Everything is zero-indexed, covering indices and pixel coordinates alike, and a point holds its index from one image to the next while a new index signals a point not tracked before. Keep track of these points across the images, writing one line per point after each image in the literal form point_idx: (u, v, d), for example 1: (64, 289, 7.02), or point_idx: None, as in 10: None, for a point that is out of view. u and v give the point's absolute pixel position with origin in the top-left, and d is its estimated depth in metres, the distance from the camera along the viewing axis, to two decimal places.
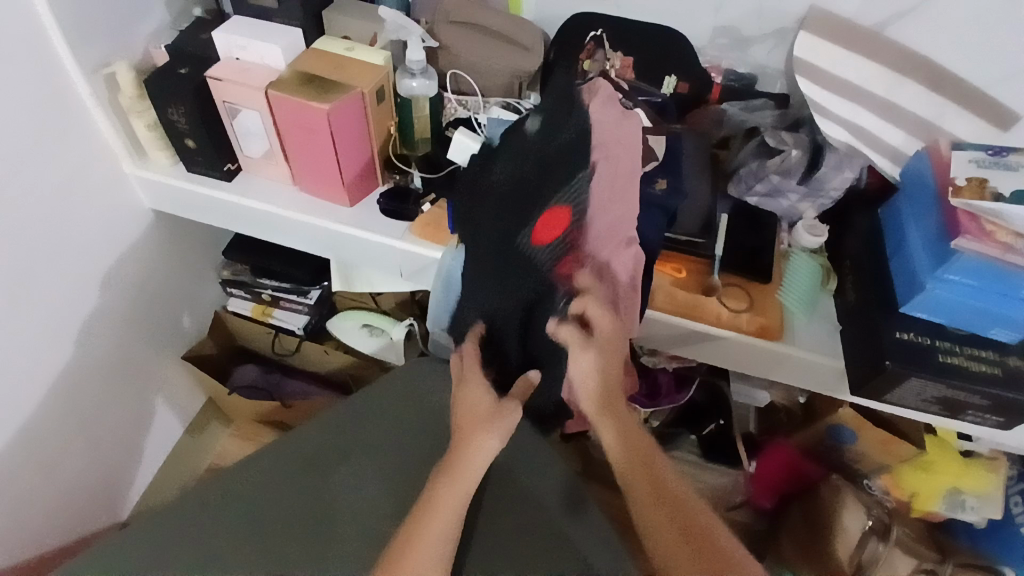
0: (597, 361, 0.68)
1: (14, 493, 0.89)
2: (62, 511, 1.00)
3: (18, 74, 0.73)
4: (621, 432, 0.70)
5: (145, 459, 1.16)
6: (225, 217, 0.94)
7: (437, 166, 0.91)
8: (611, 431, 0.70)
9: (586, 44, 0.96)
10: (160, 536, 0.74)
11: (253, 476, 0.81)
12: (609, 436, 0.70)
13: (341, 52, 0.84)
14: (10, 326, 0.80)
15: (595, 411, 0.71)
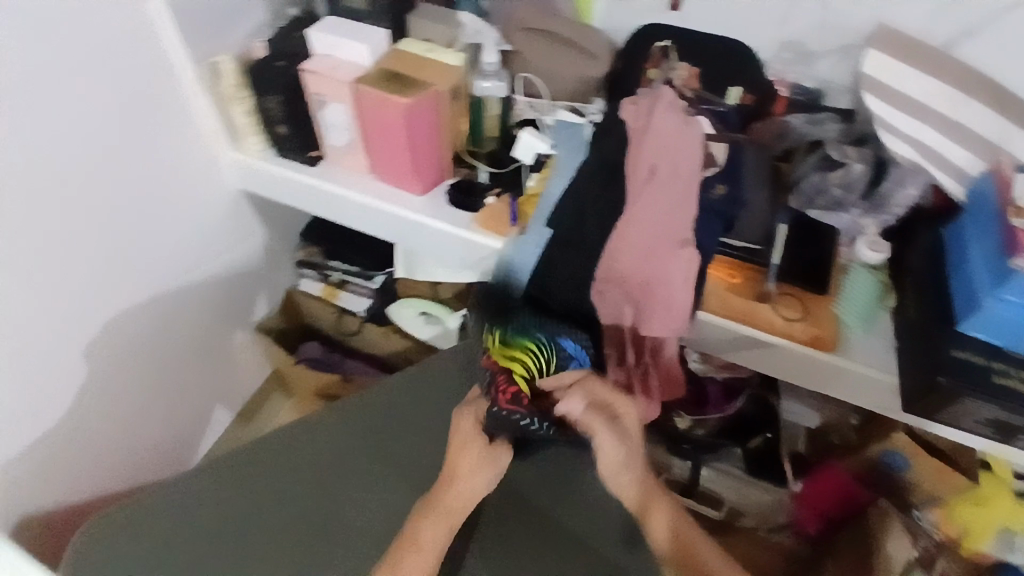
0: (617, 448, 0.76)
1: (105, 431, 1.00)
2: (143, 457, 1.10)
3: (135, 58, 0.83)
4: (666, 521, 0.78)
5: (215, 419, 1.26)
6: (304, 199, 1.01)
7: (503, 163, 0.96)
8: (657, 520, 0.78)
9: (652, 54, 0.98)
10: (165, 513, 0.79)
11: (262, 463, 0.85)
12: (655, 526, 0.78)
13: (420, 53, 0.90)
14: (112, 281, 0.91)
15: (638, 501, 0.78)
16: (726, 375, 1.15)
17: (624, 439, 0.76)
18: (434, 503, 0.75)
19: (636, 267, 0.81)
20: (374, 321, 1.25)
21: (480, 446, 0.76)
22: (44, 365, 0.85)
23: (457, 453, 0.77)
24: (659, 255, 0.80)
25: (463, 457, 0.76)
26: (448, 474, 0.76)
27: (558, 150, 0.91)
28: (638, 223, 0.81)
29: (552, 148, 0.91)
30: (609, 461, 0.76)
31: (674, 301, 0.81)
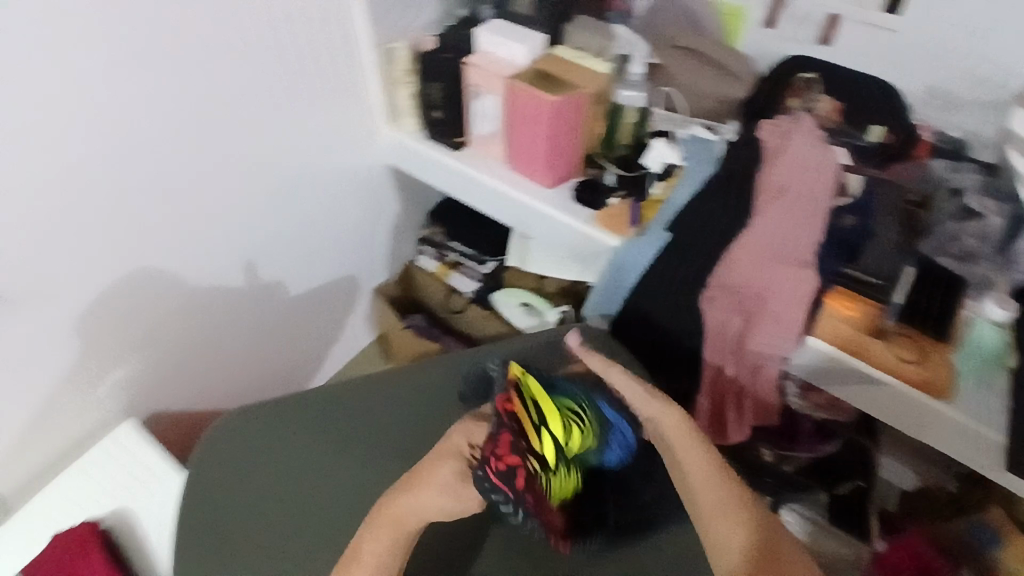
0: (648, 397, 0.75)
1: (234, 349, 1.15)
2: (259, 382, 1.25)
3: (324, 33, 0.98)
4: (696, 448, 0.72)
5: (325, 366, 1.39)
6: (442, 178, 1.12)
7: (631, 167, 1.00)
8: (687, 445, 0.72)
9: (796, 83, 1.02)
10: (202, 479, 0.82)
11: (271, 435, 0.84)
12: (685, 450, 0.72)
13: (572, 58, 0.98)
14: (260, 216, 1.06)
15: (668, 429, 0.74)
16: (823, 415, 1.12)
17: (660, 400, 0.75)
18: (385, 509, 0.68)
19: (750, 278, 0.86)
20: (479, 304, 1.32)
21: (453, 467, 0.66)
22: (195, 282, 1.02)
23: (432, 466, 0.68)
24: (774, 271, 0.84)
25: (438, 475, 0.67)
26: (414, 479, 0.68)
27: (687, 161, 0.95)
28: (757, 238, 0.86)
29: (682, 159, 0.96)
30: (645, 407, 0.75)
31: (784, 318, 0.84)
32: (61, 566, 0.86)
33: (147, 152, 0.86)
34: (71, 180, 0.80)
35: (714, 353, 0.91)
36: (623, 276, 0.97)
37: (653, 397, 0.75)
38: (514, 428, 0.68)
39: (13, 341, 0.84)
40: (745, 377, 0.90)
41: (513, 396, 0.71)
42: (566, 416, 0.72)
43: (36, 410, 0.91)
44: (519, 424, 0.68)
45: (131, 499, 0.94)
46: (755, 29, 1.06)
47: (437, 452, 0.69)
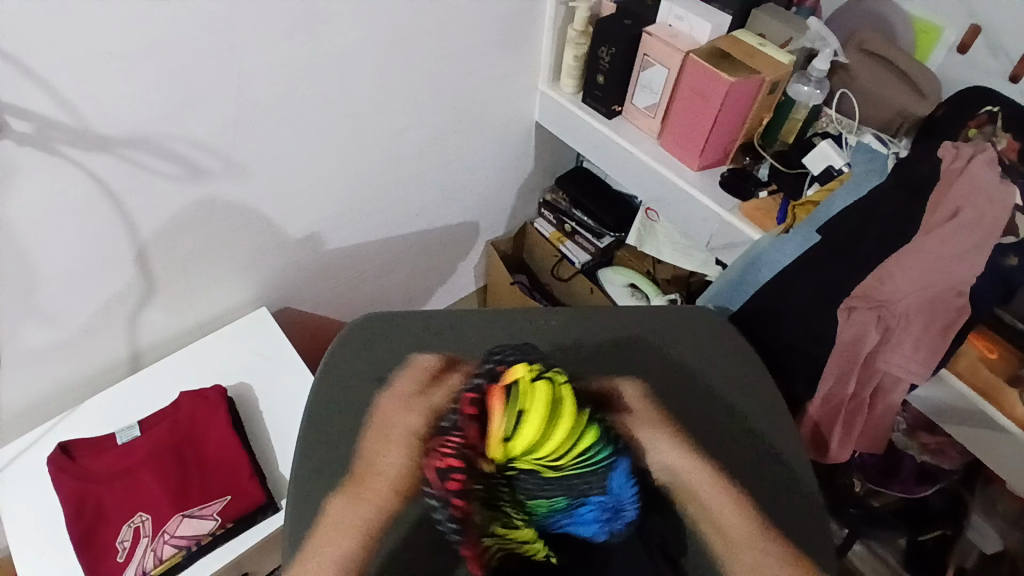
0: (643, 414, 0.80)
1: (363, 267, 1.24)
2: (376, 301, 1.34)
3: None
4: (678, 452, 0.78)
5: (433, 301, 1.48)
6: (590, 142, 1.15)
7: (789, 164, 1.02)
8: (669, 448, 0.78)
9: (979, 116, 0.93)
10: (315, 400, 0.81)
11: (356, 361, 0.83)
12: (669, 452, 0.78)
13: (754, 45, 0.97)
14: (410, 148, 1.10)
15: (654, 430, 0.79)
16: (928, 459, 1.08)
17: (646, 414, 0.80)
18: (336, 504, 0.72)
19: (902, 296, 0.79)
20: (585, 275, 1.36)
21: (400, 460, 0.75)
22: (341, 195, 1.08)
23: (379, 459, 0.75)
24: (932, 293, 0.78)
25: (387, 458, 0.75)
26: (365, 471, 0.74)
27: (851, 167, 0.94)
28: (917, 258, 0.78)
29: (846, 163, 0.96)
30: (636, 417, 0.80)
31: (925, 343, 0.80)
32: (192, 420, 0.92)
33: (334, 67, 0.91)
34: (267, 78, 0.85)
35: (836, 361, 0.85)
36: (758, 271, 0.93)
37: (660, 437, 0.78)
38: (480, 418, 0.77)
39: (188, 211, 0.91)
40: (866, 397, 0.87)
41: (493, 394, 0.78)
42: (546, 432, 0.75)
43: (191, 278, 0.99)
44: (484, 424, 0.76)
45: (257, 375, 1.01)
46: (944, 51, 1.01)
47: (376, 441, 0.76)
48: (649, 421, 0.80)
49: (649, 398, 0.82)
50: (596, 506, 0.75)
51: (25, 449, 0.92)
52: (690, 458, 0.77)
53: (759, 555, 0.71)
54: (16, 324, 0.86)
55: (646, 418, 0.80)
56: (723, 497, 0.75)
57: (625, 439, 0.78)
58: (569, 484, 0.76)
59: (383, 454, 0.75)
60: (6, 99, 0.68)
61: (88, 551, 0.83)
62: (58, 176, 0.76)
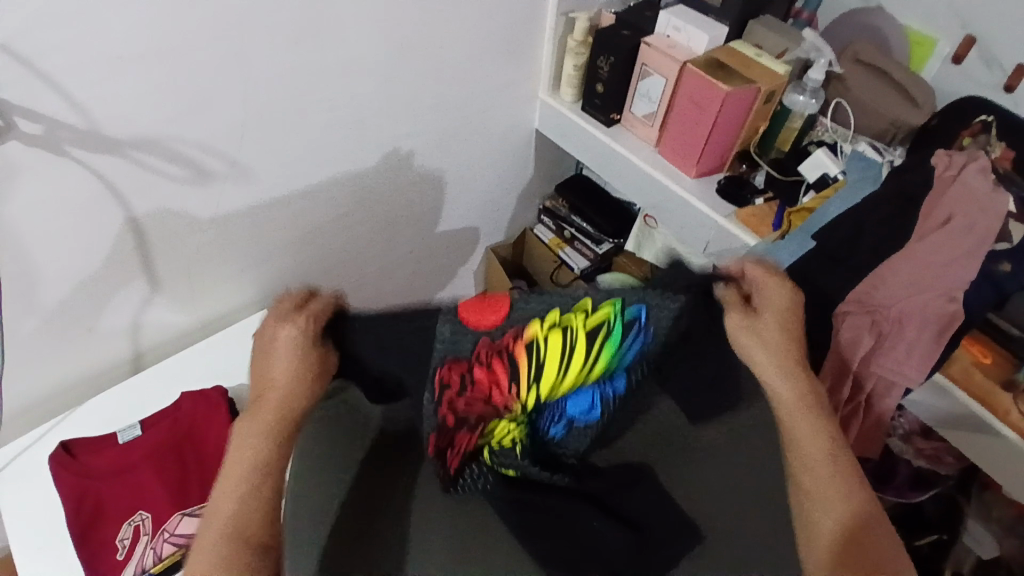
0: (752, 326, 0.72)
1: (365, 270, 1.25)
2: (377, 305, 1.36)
3: None
4: (786, 367, 0.72)
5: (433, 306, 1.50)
6: (589, 150, 1.17)
7: (785, 172, 1.04)
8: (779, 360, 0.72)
9: (972, 125, 0.94)
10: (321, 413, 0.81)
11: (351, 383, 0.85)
12: (776, 368, 0.72)
13: (750, 56, 1.00)
14: (413, 153, 1.12)
15: (774, 341, 0.72)
16: (923, 464, 1.09)
17: (757, 328, 0.72)
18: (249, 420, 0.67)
19: (895, 301, 0.80)
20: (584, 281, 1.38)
21: (290, 355, 0.66)
22: (343, 199, 1.09)
23: (274, 362, 0.67)
24: (924, 298, 0.79)
25: (275, 360, 0.66)
26: (264, 381, 0.68)
27: (847, 176, 0.95)
28: (914, 261, 0.79)
29: (842, 172, 0.97)
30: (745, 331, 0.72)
31: (919, 348, 0.81)
32: (193, 420, 0.93)
33: (338, 73, 0.92)
34: (273, 84, 0.87)
35: (831, 365, 0.85)
36: None
37: (773, 368, 0.72)
38: (510, 370, 0.72)
39: (192, 213, 0.92)
40: (861, 402, 0.87)
41: (520, 348, 0.71)
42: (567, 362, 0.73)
43: (194, 280, 1.01)
44: (515, 371, 0.72)
45: None
46: (938, 62, 1.03)
47: (263, 351, 0.68)
48: (777, 341, 0.72)
49: (790, 313, 0.72)
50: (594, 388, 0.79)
51: (25, 448, 0.93)
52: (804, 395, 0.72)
53: (843, 489, 0.68)
54: (21, 324, 0.87)
55: (777, 336, 0.71)
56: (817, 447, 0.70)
57: (751, 352, 0.72)
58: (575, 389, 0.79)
59: (273, 358, 0.67)
60: (17, 100, 0.69)
61: (87, 548, 0.84)
62: (66, 177, 0.78)
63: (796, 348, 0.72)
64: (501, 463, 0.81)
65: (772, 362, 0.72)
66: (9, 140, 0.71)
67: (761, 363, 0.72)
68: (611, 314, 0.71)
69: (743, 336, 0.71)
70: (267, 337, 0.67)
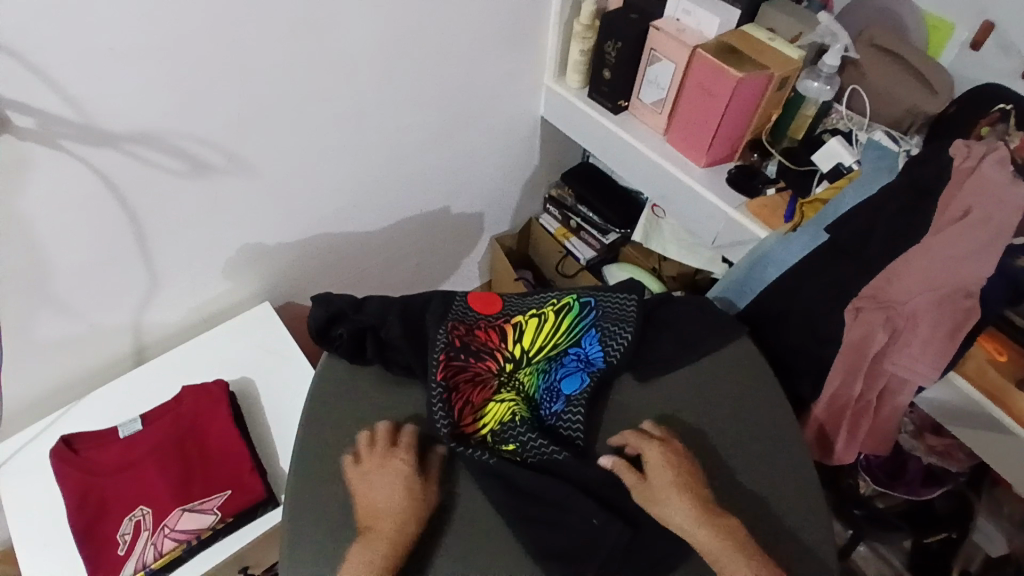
0: (664, 458, 0.72)
1: (369, 263, 1.24)
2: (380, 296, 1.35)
3: None
4: (697, 525, 0.67)
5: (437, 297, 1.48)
6: (596, 138, 1.14)
7: (797, 161, 1.00)
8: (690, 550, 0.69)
9: (991, 113, 0.91)
10: (335, 399, 0.80)
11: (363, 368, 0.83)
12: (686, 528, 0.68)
13: (763, 40, 0.96)
14: (416, 142, 1.10)
15: (677, 482, 0.70)
16: (934, 461, 1.06)
17: (664, 461, 0.72)
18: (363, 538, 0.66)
19: (912, 297, 0.77)
20: (590, 271, 1.37)
21: (399, 475, 0.69)
22: (344, 191, 1.07)
23: (382, 488, 0.68)
24: (941, 295, 0.76)
25: (380, 486, 0.69)
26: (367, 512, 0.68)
27: (861, 165, 0.91)
28: (930, 256, 0.76)
29: (856, 161, 0.93)
30: (653, 466, 0.72)
31: (935, 345, 0.77)
32: (195, 414, 0.93)
33: (338, 62, 0.90)
34: (271, 74, 0.85)
35: (844, 362, 0.83)
36: (764, 269, 0.92)
37: (677, 504, 0.69)
38: (493, 344, 0.84)
39: (193, 207, 0.91)
40: (873, 400, 0.85)
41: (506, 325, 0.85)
42: (537, 331, 0.85)
43: (195, 273, 0.99)
44: (498, 349, 0.83)
45: (259, 371, 1.01)
46: (956, 48, 0.99)
47: (364, 477, 0.70)
48: (675, 482, 0.70)
49: (676, 462, 0.72)
50: (577, 359, 0.84)
51: (28, 442, 0.92)
52: (716, 527, 0.67)
53: None
54: (22, 320, 0.86)
55: (672, 483, 0.70)
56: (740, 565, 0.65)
57: (654, 505, 0.70)
58: (561, 361, 0.84)
59: (373, 486, 0.69)
60: (10, 94, 0.67)
61: (90, 543, 0.84)
62: (63, 172, 0.76)
63: (698, 488, 0.70)
64: (502, 437, 0.76)
65: (677, 509, 0.69)
66: (3, 136, 0.69)
67: (665, 501, 0.69)
68: (570, 302, 0.88)
69: (639, 493, 0.71)
70: (383, 467, 0.70)
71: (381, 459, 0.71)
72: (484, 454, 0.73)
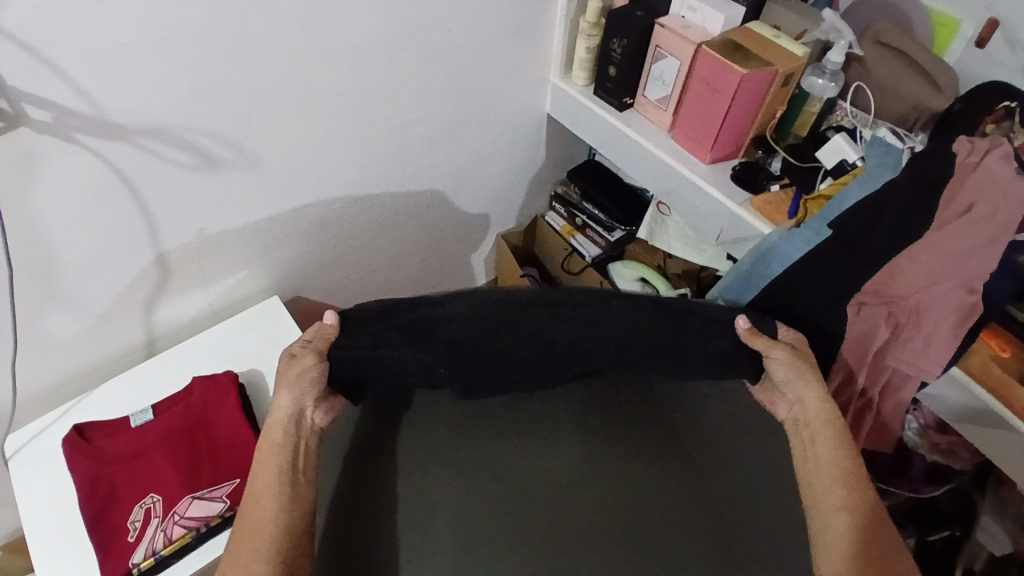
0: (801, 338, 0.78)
1: (379, 259, 1.26)
2: (389, 293, 1.36)
3: None
4: (824, 401, 0.74)
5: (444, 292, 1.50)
6: (601, 135, 1.15)
7: (803, 158, 1.01)
8: (824, 442, 0.72)
9: (996, 111, 0.90)
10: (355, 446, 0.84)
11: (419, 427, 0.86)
12: (811, 398, 0.74)
13: (768, 38, 0.97)
14: (425, 139, 1.11)
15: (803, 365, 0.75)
16: (938, 458, 1.08)
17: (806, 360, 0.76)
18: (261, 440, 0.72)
19: (914, 292, 0.77)
20: (595, 268, 1.39)
21: (317, 390, 0.74)
22: (352, 185, 1.09)
23: (282, 390, 0.74)
24: (942, 291, 0.75)
25: (285, 393, 0.73)
26: (289, 412, 0.73)
27: (866, 162, 0.92)
28: (933, 249, 0.75)
29: (860, 158, 0.94)
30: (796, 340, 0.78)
31: (937, 341, 0.77)
32: (204, 406, 0.94)
33: (345, 58, 0.91)
34: (278, 69, 0.86)
35: (847, 358, 0.84)
36: (767, 266, 0.91)
37: (806, 384, 0.75)
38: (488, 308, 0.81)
39: (202, 199, 0.92)
40: (876, 395, 0.86)
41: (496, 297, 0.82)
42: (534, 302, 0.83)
43: (205, 264, 1.01)
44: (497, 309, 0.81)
45: (267, 362, 1.03)
46: (961, 45, 0.99)
47: (278, 388, 0.74)
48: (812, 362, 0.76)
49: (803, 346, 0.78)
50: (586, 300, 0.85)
51: (41, 430, 0.94)
52: (829, 411, 0.73)
53: (846, 494, 0.69)
54: (35, 311, 0.87)
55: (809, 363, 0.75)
56: (835, 450, 0.71)
57: (789, 376, 0.75)
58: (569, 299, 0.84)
59: (280, 388, 0.74)
60: (26, 89, 0.69)
61: (99, 530, 0.85)
62: (77, 165, 0.78)
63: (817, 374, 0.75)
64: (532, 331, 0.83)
65: (804, 391, 0.75)
66: (17, 128, 0.71)
67: (801, 391, 0.75)
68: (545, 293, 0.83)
69: (778, 359, 0.75)
70: (300, 373, 0.74)
71: (294, 363, 0.75)
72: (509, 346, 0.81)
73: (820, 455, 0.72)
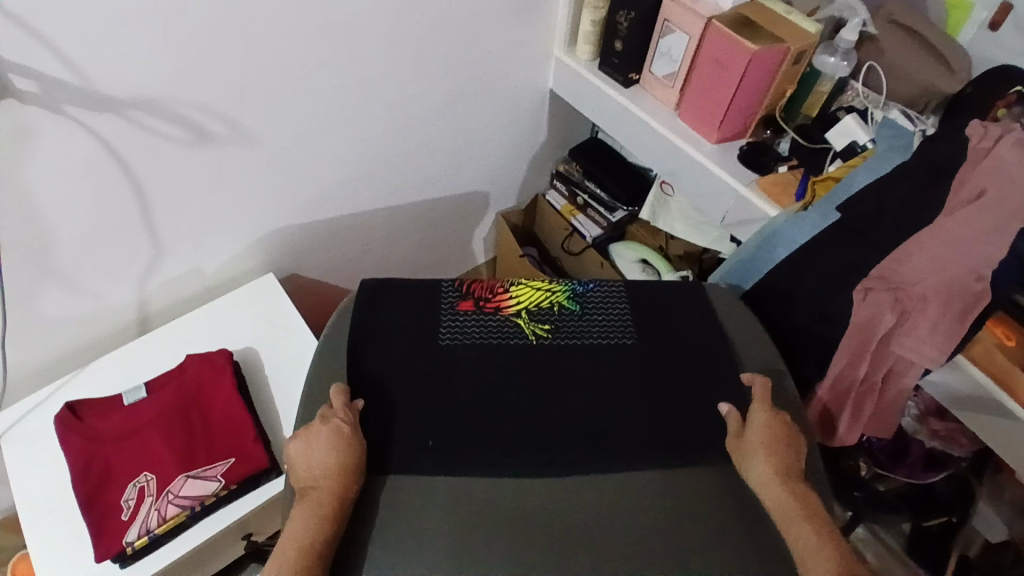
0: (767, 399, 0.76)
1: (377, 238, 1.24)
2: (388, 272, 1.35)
3: None
4: (780, 481, 0.69)
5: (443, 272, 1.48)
6: (605, 113, 1.12)
7: (811, 139, 0.99)
8: (793, 524, 0.66)
9: (1007, 95, 0.86)
10: None
11: None
12: (769, 477, 0.69)
13: (780, 14, 0.94)
14: (424, 116, 1.09)
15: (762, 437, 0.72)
16: (936, 445, 1.08)
17: (760, 439, 0.72)
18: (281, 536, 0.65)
19: (921, 279, 0.75)
20: (596, 249, 1.37)
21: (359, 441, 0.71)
22: (349, 162, 1.06)
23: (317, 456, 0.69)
24: (950, 277, 0.73)
25: (320, 455, 0.69)
26: (330, 477, 0.68)
27: (876, 144, 0.89)
28: (943, 236, 0.73)
29: (870, 141, 0.91)
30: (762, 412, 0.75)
31: (942, 328, 0.75)
32: (199, 383, 0.93)
33: (343, 31, 0.88)
34: (274, 42, 0.83)
35: (849, 343, 0.82)
36: (772, 250, 0.90)
37: (760, 458, 0.70)
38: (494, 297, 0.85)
39: (196, 175, 0.90)
40: (877, 381, 0.84)
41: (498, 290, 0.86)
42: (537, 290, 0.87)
43: (200, 242, 0.99)
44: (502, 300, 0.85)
45: (263, 341, 1.02)
46: (974, 26, 0.96)
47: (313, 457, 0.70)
48: (770, 435, 0.72)
49: (777, 424, 0.74)
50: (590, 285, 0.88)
51: (34, 408, 0.93)
52: (789, 489, 0.69)
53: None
54: (27, 289, 0.85)
55: (765, 437, 0.72)
56: (804, 527, 0.66)
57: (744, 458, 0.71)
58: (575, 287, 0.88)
59: (313, 458, 0.70)
60: (14, 59, 0.66)
61: (93, 509, 0.84)
62: (68, 140, 0.75)
63: (777, 449, 0.71)
64: (540, 319, 0.83)
65: (762, 470, 0.70)
66: (4, 99, 0.68)
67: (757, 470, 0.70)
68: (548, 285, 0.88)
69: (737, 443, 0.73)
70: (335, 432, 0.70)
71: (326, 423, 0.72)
72: (511, 338, 0.80)
73: (798, 540, 0.65)
